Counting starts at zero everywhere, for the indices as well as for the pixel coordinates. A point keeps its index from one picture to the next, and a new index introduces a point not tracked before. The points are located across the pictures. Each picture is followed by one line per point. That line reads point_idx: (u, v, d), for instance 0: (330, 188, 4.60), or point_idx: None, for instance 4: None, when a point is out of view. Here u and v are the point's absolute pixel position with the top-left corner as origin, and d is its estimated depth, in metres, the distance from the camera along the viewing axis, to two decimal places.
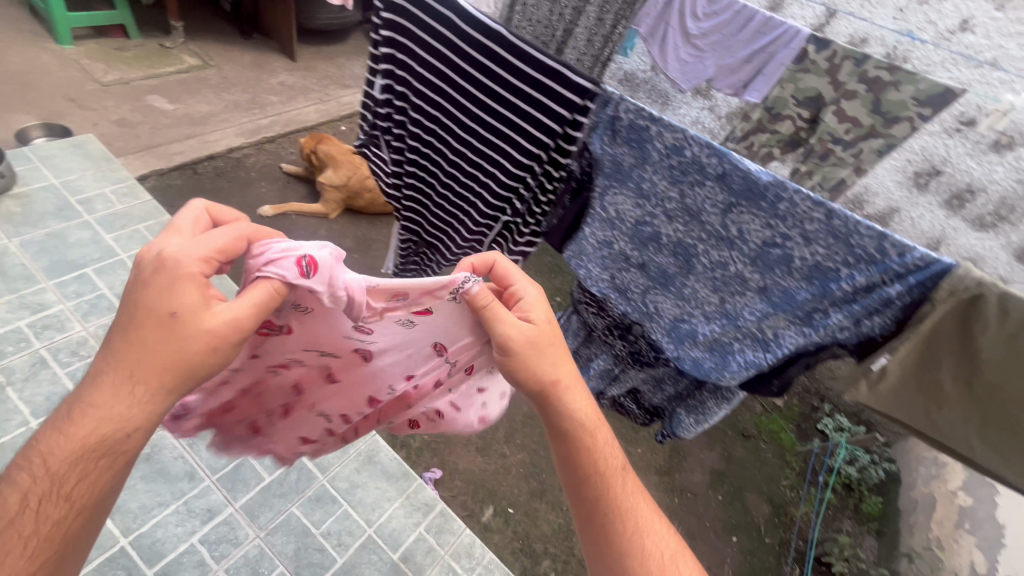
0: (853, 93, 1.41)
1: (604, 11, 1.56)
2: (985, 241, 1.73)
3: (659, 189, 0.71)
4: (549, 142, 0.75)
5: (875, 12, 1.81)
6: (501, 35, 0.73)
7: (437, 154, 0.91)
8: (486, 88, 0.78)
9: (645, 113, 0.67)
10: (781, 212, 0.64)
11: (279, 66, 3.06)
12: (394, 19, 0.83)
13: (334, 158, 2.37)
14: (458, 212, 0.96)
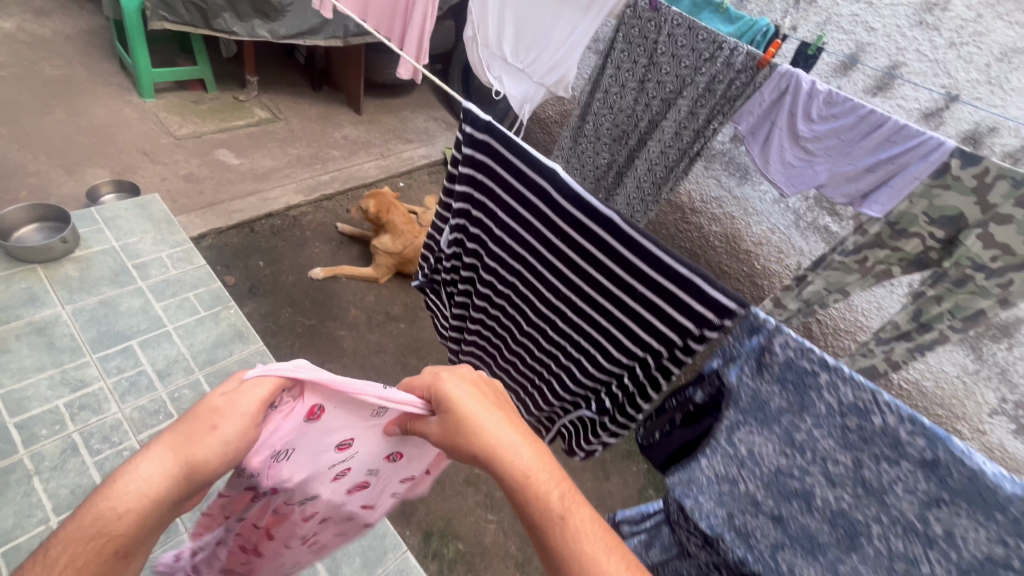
0: (1007, 218, 1.14)
1: (697, 105, 1.39)
2: None
3: (821, 446, 0.59)
4: (663, 350, 0.60)
5: (1007, 100, 1.76)
6: (612, 222, 0.58)
7: (512, 318, 0.77)
8: (586, 273, 0.63)
9: (818, 359, 0.56)
10: (1004, 523, 0.50)
11: (345, 119, 3.08)
12: (470, 174, 0.70)
13: (400, 227, 2.25)
14: (534, 380, 0.81)
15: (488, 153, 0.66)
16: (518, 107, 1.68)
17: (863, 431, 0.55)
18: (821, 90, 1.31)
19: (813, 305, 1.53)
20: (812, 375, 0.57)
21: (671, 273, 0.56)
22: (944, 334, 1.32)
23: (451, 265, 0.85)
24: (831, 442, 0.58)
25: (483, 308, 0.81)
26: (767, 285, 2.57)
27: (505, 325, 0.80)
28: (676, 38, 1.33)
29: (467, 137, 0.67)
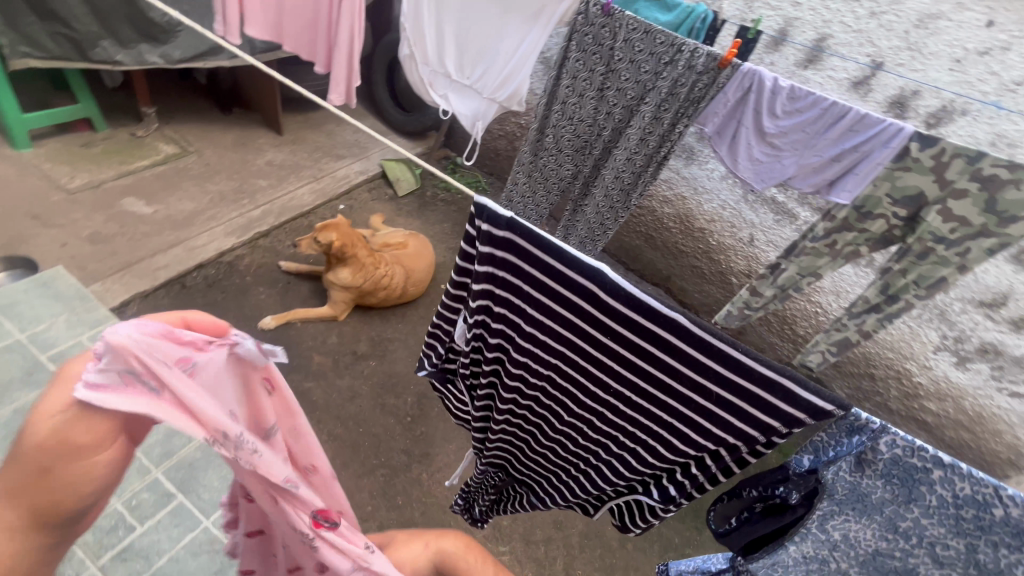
0: (964, 192, 1.19)
1: (661, 110, 1.34)
2: None
3: (927, 530, 0.66)
4: (740, 445, 0.59)
5: (926, 64, 1.80)
6: (674, 319, 0.56)
7: (552, 405, 0.75)
8: (645, 371, 0.61)
9: (928, 455, 0.63)
10: None
11: (265, 142, 2.80)
12: (496, 277, 0.66)
13: (359, 258, 2.06)
14: (582, 464, 0.78)
15: (508, 251, 0.63)
16: (471, 126, 1.59)
17: (981, 521, 0.62)
18: (781, 85, 1.31)
19: (789, 289, 1.57)
20: (922, 470, 0.64)
21: (752, 375, 0.54)
22: (911, 303, 1.38)
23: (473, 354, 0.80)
24: (937, 530, 0.65)
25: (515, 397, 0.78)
26: (724, 260, 2.61)
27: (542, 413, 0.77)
28: (633, 44, 1.27)
29: (492, 237, 0.63)
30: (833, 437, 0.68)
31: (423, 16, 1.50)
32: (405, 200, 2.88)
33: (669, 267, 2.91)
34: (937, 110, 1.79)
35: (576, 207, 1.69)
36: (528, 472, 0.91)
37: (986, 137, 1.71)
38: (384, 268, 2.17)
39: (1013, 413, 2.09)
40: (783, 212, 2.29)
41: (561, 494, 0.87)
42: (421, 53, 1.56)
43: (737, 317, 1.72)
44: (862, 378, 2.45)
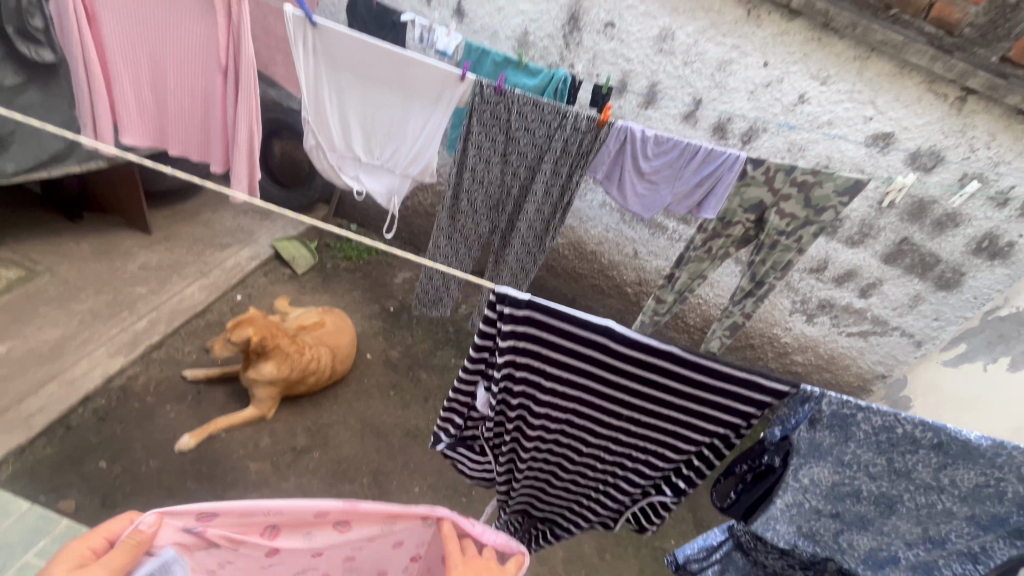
0: (788, 196, 1.58)
1: (558, 165, 1.56)
2: (859, 253, 2.39)
3: (866, 458, 0.94)
4: (737, 426, 0.93)
5: (731, 98, 2.22)
6: (671, 351, 0.89)
7: (582, 429, 1.05)
8: (656, 387, 0.94)
9: (852, 404, 0.89)
10: (997, 464, 0.89)
11: (132, 245, 2.55)
12: (528, 346, 0.96)
13: (281, 349, 1.96)
14: (619, 471, 1.08)
15: (528, 326, 0.93)
16: (386, 200, 1.83)
17: (892, 438, 0.91)
18: (648, 134, 1.56)
19: (686, 292, 1.88)
20: (853, 416, 0.90)
21: (735, 377, 0.88)
22: (774, 284, 1.76)
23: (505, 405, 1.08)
24: (870, 454, 0.93)
25: (551, 428, 1.07)
26: (618, 274, 2.93)
27: (575, 436, 1.07)
28: (526, 114, 1.49)
29: (523, 319, 0.92)
30: (792, 410, 0.94)
31: (325, 108, 1.66)
32: (306, 277, 2.77)
33: (572, 290, 3.16)
34: (747, 128, 2.26)
35: (498, 257, 1.88)
36: (570, 492, 1.18)
37: (785, 146, 2.24)
38: (310, 352, 2.07)
39: (852, 348, 2.68)
40: (655, 226, 2.64)
41: (604, 504, 1.15)
42: (327, 139, 1.73)
43: (650, 325, 1.98)
44: (745, 348, 2.93)
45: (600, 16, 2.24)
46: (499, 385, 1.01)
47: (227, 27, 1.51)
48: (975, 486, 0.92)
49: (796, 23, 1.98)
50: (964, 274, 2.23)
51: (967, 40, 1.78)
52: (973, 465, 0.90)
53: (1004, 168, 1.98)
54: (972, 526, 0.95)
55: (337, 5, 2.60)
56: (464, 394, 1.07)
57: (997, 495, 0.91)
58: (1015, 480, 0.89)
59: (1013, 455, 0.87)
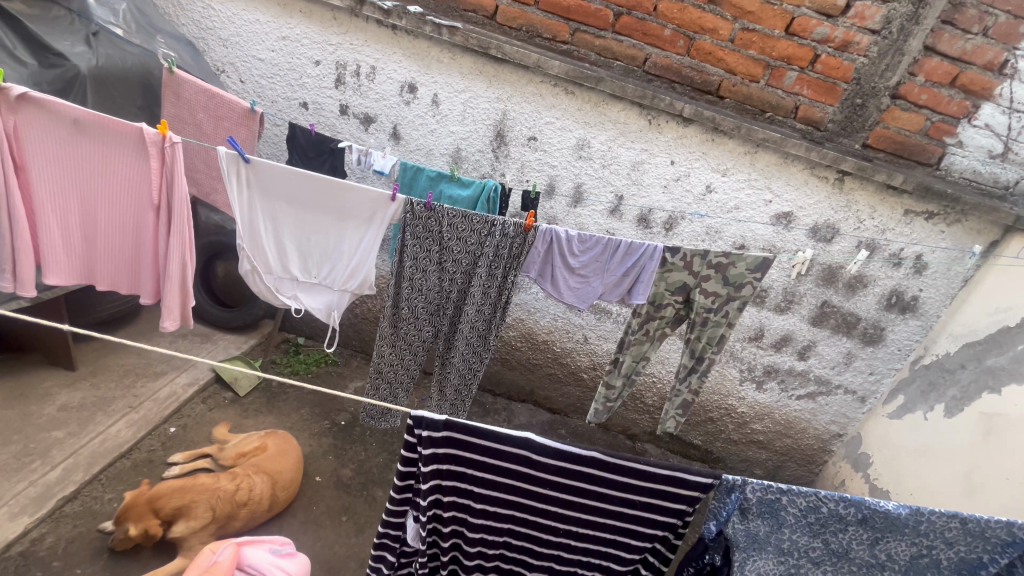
0: (708, 277, 1.72)
1: (492, 267, 1.71)
2: (789, 319, 2.54)
3: (804, 543, 1.14)
4: (683, 514, 1.16)
5: (648, 192, 2.44)
6: (592, 457, 1.13)
7: (526, 543, 1.27)
8: (590, 489, 1.16)
9: (771, 488, 1.10)
10: (921, 535, 1.11)
11: (51, 385, 2.37)
12: (452, 468, 1.18)
13: (189, 503, 1.84)
14: (578, 564, 1.28)
15: (447, 449, 1.15)
16: (326, 316, 1.86)
17: (822, 518, 1.11)
18: (572, 235, 1.68)
19: (632, 375, 1.92)
20: (779, 500, 1.11)
21: (657, 474, 1.12)
22: (713, 359, 1.83)
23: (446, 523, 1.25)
24: (808, 538, 1.13)
25: (497, 544, 1.28)
26: (572, 361, 2.95)
27: (521, 548, 1.28)
28: (456, 226, 1.67)
29: (440, 447, 1.14)
30: (722, 502, 1.13)
31: (260, 234, 1.74)
32: (249, 398, 2.63)
33: (529, 382, 3.11)
34: (667, 218, 2.47)
35: (444, 361, 1.91)
36: None
37: (703, 231, 2.46)
38: (233, 484, 1.95)
39: (805, 411, 2.76)
40: (600, 310, 2.74)
41: None
42: (263, 263, 1.78)
43: (604, 412, 1.97)
44: (705, 422, 2.93)
45: (523, 131, 2.45)
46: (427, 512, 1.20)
47: (160, 170, 1.59)
48: (911, 558, 1.14)
49: (690, 128, 2.25)
50: (884, 329, 2.43)
51: (831, 132, 2.13)
52: (903, 535, 1.12)
53: (890, 234, 2.25)
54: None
55: (280, 135, 2.77)
56: (393, 528, 1.23)
57: (934, 564, 1.14)
58: (939, 545, 1.12)
59: (929, 523, 1.10)
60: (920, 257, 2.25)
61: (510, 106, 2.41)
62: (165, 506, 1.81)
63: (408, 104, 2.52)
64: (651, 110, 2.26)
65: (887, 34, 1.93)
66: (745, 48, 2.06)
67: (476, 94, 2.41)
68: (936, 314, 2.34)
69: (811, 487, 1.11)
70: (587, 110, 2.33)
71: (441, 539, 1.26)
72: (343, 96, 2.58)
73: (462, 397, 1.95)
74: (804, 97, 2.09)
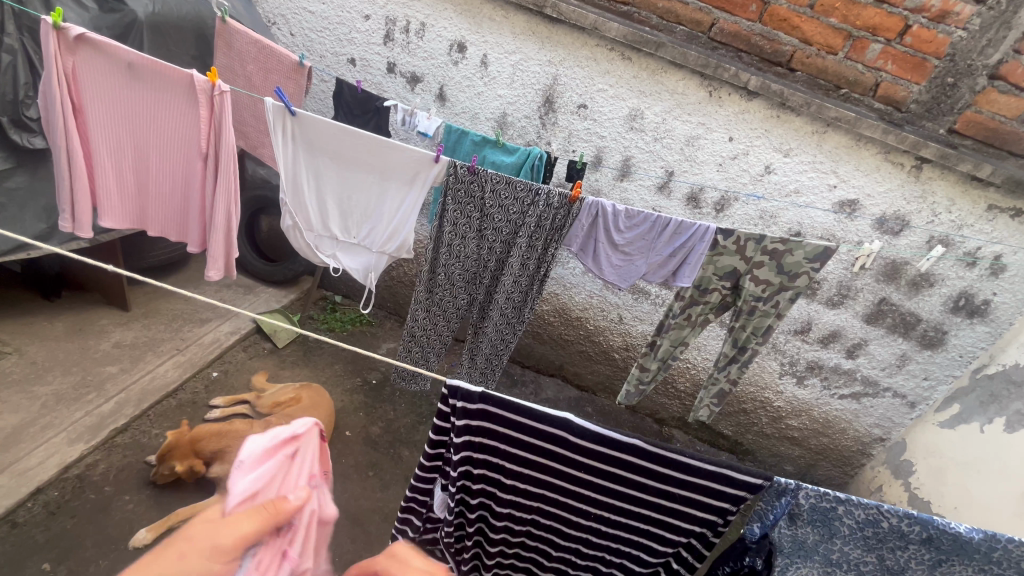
0: (761, 264, 1.61)
1: (534, 239, 1.66)
2: (840, 314, 2.39)
3: (854, 553, 1.08)
4: (726, 513, 1.11)
5: (701, 170, 2.30)
6: (631, 444, 1.09)
7: (554, 524, 1.25)
8: (626, 475, 1.13)
9: (828, 496, 1.05)
10: (993, 560, 1.03)
11: (108, 323, 2.51)
12: (485, 442, 1.16)
13: (226, 447, 1.93)
14: (607, 549, 1.25)
15: (481, 422, 1.14)
16: (363, 277, 1.87)
17: (880, 533, 1.05)
18: (619, 210, 1.60)
19: (668, 360, 1.84)
20: (834, 509, 1.06)
21: (701, 468, 1.07)
22: (757, 350, 1.74)
23: (476, 495, 1.25)
24: (861, 552, 1.08)
25: (525, 521, 1.27)
26: (604, 340, 2.89)
27: (549, 529, 1.26)
28: (500, 192, 1.62)
29: (474, 419, 1.13)
30: (770, 503, 1.09)
31: (304, 190, 1.74)
32: (286, 351, 2.71)
33: (559, 357, 3.08)
34: (719, 198, 2.33)
35: (479, 330, 1.90)
36: (558, 568, 1.33)
37: (757, 215, 2.31)
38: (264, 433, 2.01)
39: (847, 411, 2.63)
40: (638, 291, 2.66)
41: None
42: (305, 220, 1.79)
43: (635, 395, 1.91)
44: (738, 413, 2.84)
45: (573, 98, 2.34)
46: (457, 482, 1.20)
47: (210, 119, 1.59)
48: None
49: (754, 103, 2.09)
50: (946, 333, 2.26)
51: (914, 114, 1.93)
52: (970, 561, 1.04)
53: (968, 231, 2.05)
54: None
55: (326, 91, 2.75)
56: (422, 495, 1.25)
57: None
58: None
59: (1005, 552, 1.02)
60: (999, 258, 2.05)
61: (561, 70, 2.29)
62: (205, 448, 1.91)
63: (456, 64, 2.44)
64: (712, 81, 2.10)
65: (995, 4, 1.69)
66: (826, 16, 1.86)
67: (527, 56, 2.31)
68: (1009, 322, 2.15)
69: (874, 499, 1.05)
70: (643, 78, 2.19)
71: (468, 509, 1.27)
72: (391, 54, 2.52)
73: (493, 368, 1.94)
74: (887, 74, 1.88)
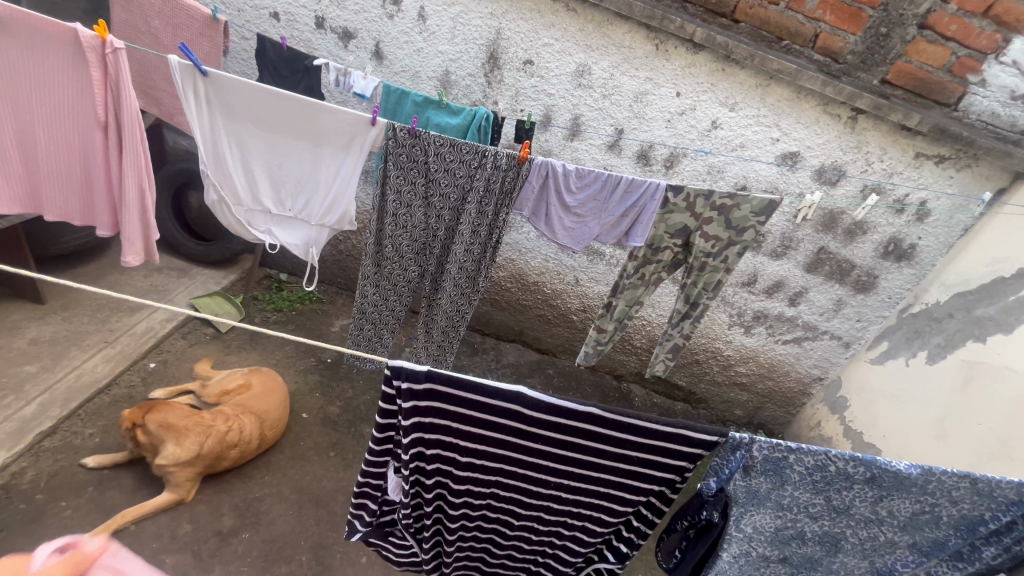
0: (710, 219, 1.62)
1: (483, 204, 1.60)
2: (783, 264, 2.49)
3: (803, 498, 1.15)
4: (683, 471, 1.14)
5: (650, 127, 2.28)
6: (586, 411, 1.09)
7: (514, 495, 1.26)
8: (584, 443, 1.13)
9: (779, 447, 1.09)
10: (927, 492, 1.12)
11: (21, 317, 2.28)
12: (437, 421, 1.14)
13: (184, 428, 1.81)
14: (568, 514, 1.27)
15: (429, 401, 1.10)
16: (304, 252, 1.76)
17: (828, 476, 1.12)
18: (569, 169, 1.55)
19: (625, 319, 1.86)
20: (785, 458, 1.11)
21: (656, 430, 1.09)
22: (708, 305, 1.78)
23: (431, 474, 1.23)
24: (810, 495, 1.14)
25: (484, 495, 1.27)
26: (562, 303, 2.90)
27: (509, 499, 1.27)
28: (444, 154, 1.53)
29: (423, 398, 1.10)
30: (725, 459, 1.12)
31: (225, 160, 1.59)
32: (231, 335, 2.56)
33: (518, 323, 3.08)
34: (668, 155, 2.33)
35: (431, 300, 1.85)
36: (521, 536, 1.35)
37: (705, 170, 2.33)
38: (227, 425, 1.91)
39: (790, 355, 2.78)
40: (593, 252, 2.65)
41: (567, 542, 1.33)
42: (231, 194, 1.64)
43: (594, 355, 1.92)
44: (691, 364, 2.95)
45: (518, 54, 2.23)
46: (411, 464, 1.18)
47: (104, 80, 1.41)
48: (912, 515, 1.15)
49: (700, 55, 2.06)
50: (877, 276, 2.40)
51: (850, 65, 1.96)
52: (908, 494, 1.12)
53: (898, 178, 2.15)
54: (916, 553, 1.19)
55: (249, 50, 2.51)
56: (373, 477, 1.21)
57: (934, 521, 1.15)
58: (943, 503, 1.12)
59: (938, 482, 1.10)
60: (924, 204, 2.17)
61: (505, 24, 2.17)
62: (161, 426, 1.79)
63: (392, 18, 2.26)
64: (659, 33, 2.05)
65: None
66: None
67: (468, 8, 2.17)
68: (932, 263, 2.31)
69: (822, 445, 1.10)
70: (590, 31, 2.11)
71: (423, 489, 1.24)
72: (319, 6, 2.30)
73: (450, 338, 1.91)
74: (825, 24, 1.89)
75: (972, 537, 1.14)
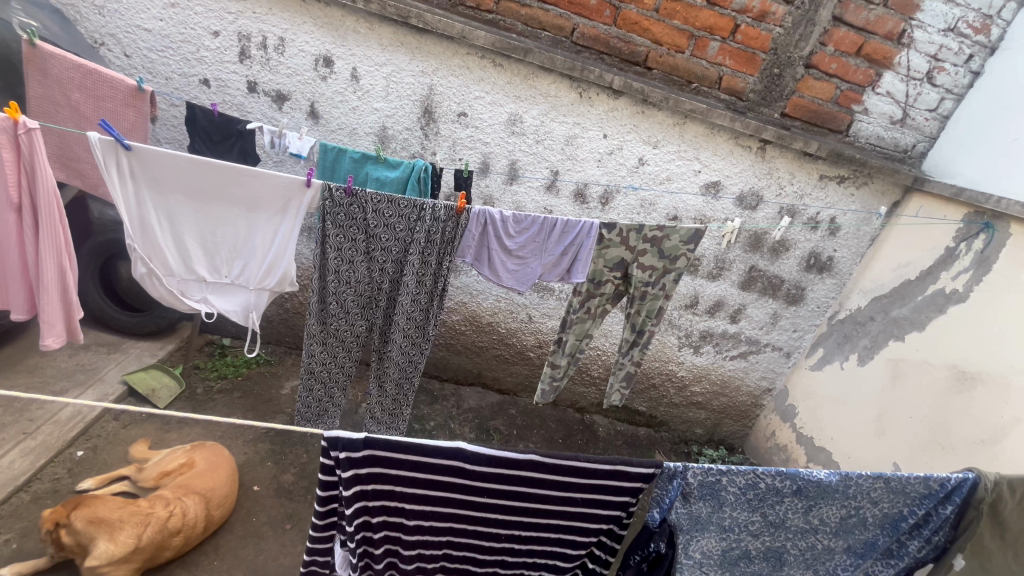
0: (644, 251, 1.72)
1: (426, 255, 1.63)
2: (721, 285, 2.63)
3: (743, 518, 1.19)
4: (627, 506, 1.17)
5: (583, 167, 2.41)
6: (528, 460, 1.09)
7: (468, 552, 1.23)
8: (530, 491, 1.14)
9: (712, 470, 1.14)
10: (849, 496, 1.20)
11: None
12: (378, 488, 1.11)
13: (118, 521, 1.66)
14: (523, 565, 1.26)
15: (371, 467, 1.08)
16: (243, 318, 1.71)
17: (760, 493, 1.17)
18: (506, 215, 1.62)
19: (576, 354, 1.90)
20: (719, 481, 1.15)
21: (598, 470, 1.11)
22: (653, 332, 1.85)
23: (381, 543, 1.19)
24: (746, 513, 1.19)
25: (437, 557, 1.24)
26: (517, 341, 2.92)
27: (463, 558, 1.24)
28: (382, 211, 1.57)
29: (364, 465, 1.07)
30: (664, 488, 1.16)
31: (155, 231, 1.54)
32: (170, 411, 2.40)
33: (476, 365, 3.06)
34: (603, 192, 2.46)
35: (381, 355, 1.83)
36: None
37: (638, 204, 2.47)
38: (167, 510, 1.78)
39: (738, 370, 2.91)
40: (543, 288, 2.72)
41: None
42: (162, 265, 1.59)
43: (551, 393, 1.94)
44: (648, 389, 3.01)
45: (451, 107, 2.33)
46: (358, 536, 1.14)
47: (16, 162, 1.36)
48: (841, 519, 1.22)
49: (620, 101, 2.23)
50: (804, 288, 2.59)
51: (753, 103, 2.18)
52: (833, 500, 1.20)
53: (808, 199, 2.36)
54: (852, 556, 1.28)
55: (178, 116, 2.48)
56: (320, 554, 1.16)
57: (862, 523, 1.24)
58: (865, 505, 1.21)
59: (857, 486, 1.19)
60: (833, 221, 2.40)
61: (436, 80, 2.28)
62: (90, 522, 1.63)
63: (325, 80, 2.32)
64: (581, 82, 2.21)
65: (800, 4, 1.99)
66: (670, 18, 2.06)
67: (399, 67, 2.26)
68: (849, 272, 2.52)
69: (751, 464, 1.15)
70: (517, 83, 2.25)
71: (373, 561, 1.20)
72: (250, 72, 2.33)
73: (403, 392, 1.89)
74: (726, 68, 2.12)
75: (897, 534, 1.24)
